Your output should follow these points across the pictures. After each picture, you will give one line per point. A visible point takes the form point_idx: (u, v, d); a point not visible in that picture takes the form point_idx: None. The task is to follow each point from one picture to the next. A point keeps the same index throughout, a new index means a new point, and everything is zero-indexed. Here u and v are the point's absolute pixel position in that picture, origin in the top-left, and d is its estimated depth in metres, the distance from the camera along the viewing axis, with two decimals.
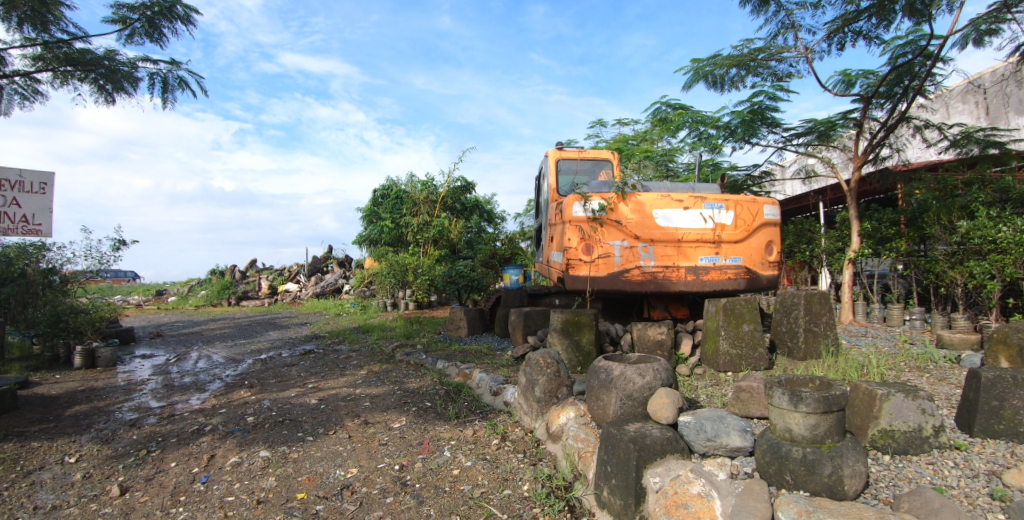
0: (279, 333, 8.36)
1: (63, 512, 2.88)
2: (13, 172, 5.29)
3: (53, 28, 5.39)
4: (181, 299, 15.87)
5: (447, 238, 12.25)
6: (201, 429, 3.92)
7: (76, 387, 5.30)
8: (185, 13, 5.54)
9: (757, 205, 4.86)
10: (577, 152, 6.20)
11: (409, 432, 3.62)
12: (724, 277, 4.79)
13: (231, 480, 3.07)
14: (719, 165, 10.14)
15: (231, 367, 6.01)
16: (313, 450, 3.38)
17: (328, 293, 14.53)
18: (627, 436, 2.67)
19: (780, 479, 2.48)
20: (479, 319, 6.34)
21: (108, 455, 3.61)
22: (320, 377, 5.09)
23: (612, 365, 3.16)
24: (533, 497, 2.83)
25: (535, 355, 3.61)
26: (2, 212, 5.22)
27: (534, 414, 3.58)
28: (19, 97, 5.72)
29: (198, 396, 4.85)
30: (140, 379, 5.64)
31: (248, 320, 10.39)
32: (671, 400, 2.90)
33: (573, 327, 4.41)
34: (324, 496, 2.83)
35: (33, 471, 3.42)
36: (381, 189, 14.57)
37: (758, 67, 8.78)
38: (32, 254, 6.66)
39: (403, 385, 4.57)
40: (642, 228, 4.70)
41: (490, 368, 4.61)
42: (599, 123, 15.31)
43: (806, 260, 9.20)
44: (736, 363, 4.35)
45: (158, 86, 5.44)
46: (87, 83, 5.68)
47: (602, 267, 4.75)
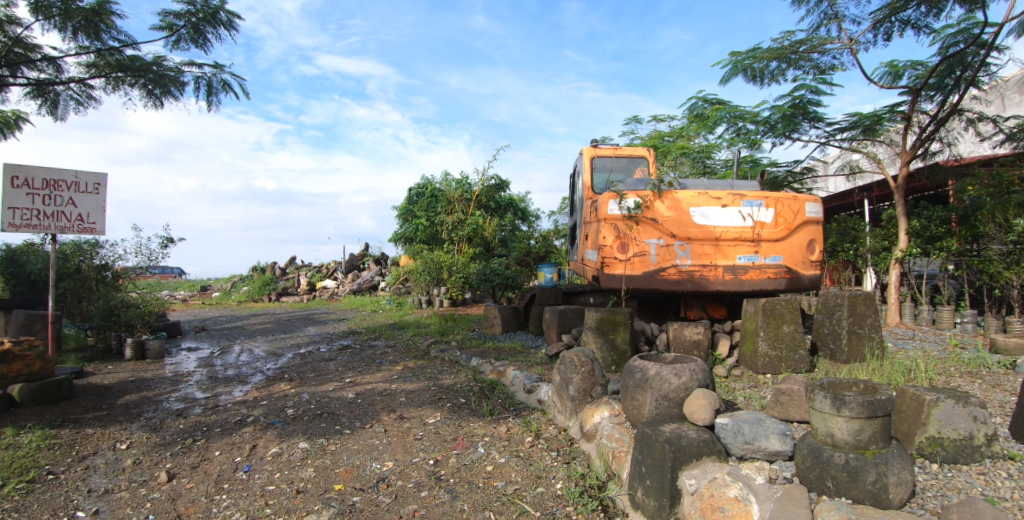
0: (318, 328, 8.56)
1: (116, 496, 3.03)
2: (69, 174, 5.58)
3: (106, 37, 5.65)
4: (225, 295, 16.44)
5: (482, 236, 12.28)
6: (244, 420, 4.05)
7: (127, 377, 5.56)
8: (228, 19, 5.74)
9: (800, 202, 4.71)
10: (613, 149, 6.13)
11: (443, 427, 3.66)
12: (763, 276, 4.66)
13: (272, 470, 3.17)
14: (759, 161, 9.87)
15: (272, 360, 6.19)
16: (351, 443, 3.45)
17: (365, 290, 14.81)
18: (662, 436, 2.63)
19: (821, 485, 2.39)
20: (514, 317, 6.35)
21: (157, 442, 3.78)
22: (358, 372, 5.19)
23: (647, 365, 3.11)
24: (567, 496, 2.81)
25: (570, 353, 3.60)
26: (60, 211, 5.52)
27: (568, 413, 3.56)
28: (75, 102, 6.03)
29: (241, 388, 5.02)
30: (187, 371, 5.87)
31: (288, 316, 10.69)
32: (709, 401, 2.84)
33: (607, 325, 4.37)
34: (361, 488, 2.88)
35: (88, 456, 3.61)
36: (416, 187, 14.76)
37: (799, 59, 8.51)
38: (87, 250, 7.05)
39: (438, 381, 4.62)
40: (678, 225, 4.62)
41: (524, 365, 4.62)
42: (634, 119, 15.11)
43: (850, 259, 8.88)
44: (776, 365, 4.22)
45: (204, 89, 5.64)
46: (138, 88, 5.94)
47: (638, 266, 4.70)
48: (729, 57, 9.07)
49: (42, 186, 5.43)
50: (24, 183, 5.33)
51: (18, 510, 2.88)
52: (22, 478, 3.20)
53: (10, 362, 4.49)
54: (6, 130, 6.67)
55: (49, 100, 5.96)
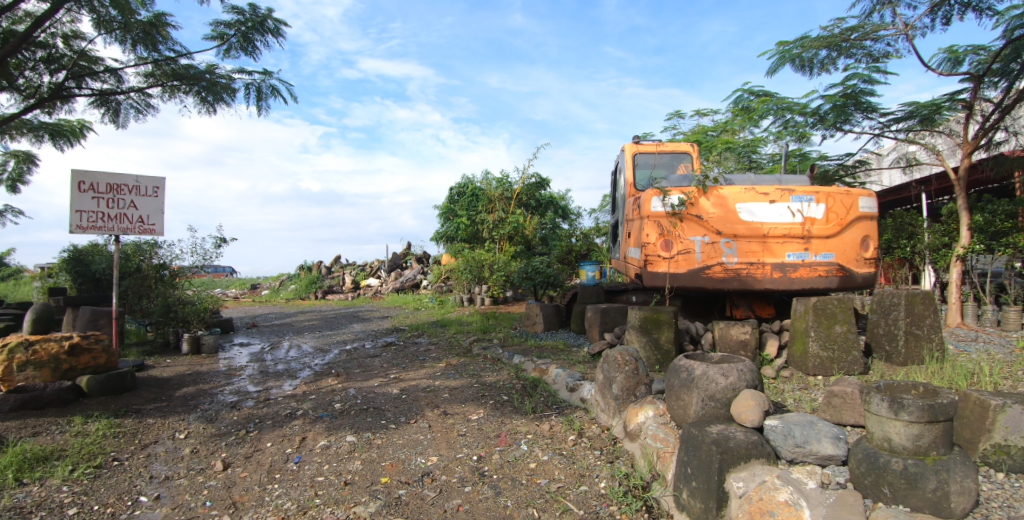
0: (363, 326, 8.76)
1: (175, 483, 3.21)
2: (130, 179, 5.90)
3: (162, 47, 5.95)
4: (274, 292, 17.07)
5: (523, 235, 12.26)
6: (294, 414, 4.19)
7: (185, 371, 5.85)
8: (275, 26, 5.94)
9: (852, 197, 4.50)
10: (656, 146, 6.03)
11: (486, 424, 3.69)
12: (814, 275, 4.49)
13: (321, 462, 3.27)
14: (808, 155, 9.51)
15: (320, 356, 6.39)
16: (396, 438, 3.53)
17: (408, 288, 15.08)
18: (709, 437, 2.58)
19: (877, 491, 2.29)
20: (556, 315, 6.32)
21: (213, 433, 3.96)
22: (402, 368, 5.29)
23: (693, 365, 3.06)
24: (611, 495, 2.79)
25: (614, 352, 3.57)
26: (123, 213, 5.85)
27: (611, 412, 3.53)
28: (134, 110, 6.38)
29: (291, 382, 5.20)
30: (239, 365, 6.13)
31: (334, 313, 10.99)
32: (758, 402, 2.77)
33: (651, 324, 4.31)
34: (406, 482, 2.94)
35: (150, 444, 3.82)
36: (456, 186, 14.93)
37: (851, 47, 8.16)
38: (146, 250, 7.31)
39: (480, 379, 4.66)
40: (724, 222, 4.50)
41: (567, 363, 4.60)
42: (677, 114, 14.78)
43: (907, 257, 8.45)
44: (827, 366, 4.06)
45: (253, 95, 5.86)
46: (192, 95, 6.23)
47: (682, 264, 4.62)
48: (776, 47, 8.79)
49: (106, 190, 5.76)
50: (90, 187, 5.67)
51: (87, 493, 3.09)
52: (90, 464, 3.44)
53: (78, 355, 4.83)
54: (72, 139, 7.11)
55: (111, 109, 6.32)
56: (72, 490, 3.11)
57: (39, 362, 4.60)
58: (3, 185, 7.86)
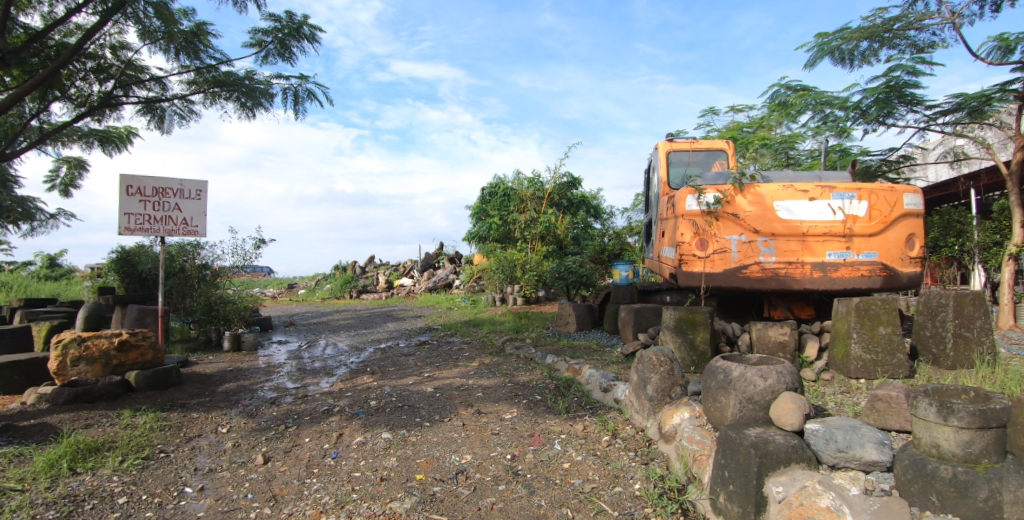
0: (397, 325, 8.89)
1: (218, 475, 3.33)
2: (175, 182, 6.13)
3: (204, 56, 6.19)
4: (310, 292, 17.48)
5: (555, 234, 12.19)
6: (331, 410, 4.29)
7: (227, 367, 6.05)
8: (310, 32, 6.09)
9: (897, 193, 4.33)
10: (690, 143, 5.92)
11: (520, 423, 3.70)
12: (856, 274, 4.34)
13: (357, 457, 3.34)
14: (849, 150, 9.20)
15: (355, 354, 6.52)
16: (430, 435, 3.58)
17: (440, 287, 15.25)
18: (747, 440, 2.54)
19: (925, 499, 2.20)
20: (589, 315, 6.29)
21: (254, 428, 4.09)
22: (436, 367, 5.35)
23: (731, 366, 3.01)
24: (645, 497, 2.76)
25: (648, 353, 3.53)
26: (168, 215, 6.08)
27: (646, 413, 3.49)
28: (178, 117, 6.64)
29: (328, 380, 5.32)
30: (278, 363, 6.30)
31: (369, 312, 11.19)
32: (798, 405, 2.70)
33: (686, 325, 4.25)
34: (440, 479, 2.98)
35: (194, 438, 3.97)
36: (488, 186, 15.01)
37: (894, 38, 7.86)
38: (189, 251, 7.62)
39: (514, 378, 4.67)
40: (762, 220, 4.40)
41: (600, 364, 4.57)
42: (711, 111, 14.50)
43: (955, 255, 8.09)
44: (870, 370, 3.93)
45: (291, 99, 6.01)
46: (232, 101, 6.44)
47: (718, 263, 4.54)
48: (814, 40, 8.54)
49: (152, 193, 6.01)
50: (137, 191, 5.92)
51: (136, 483, 3.24)
52: (139, 455, 3.61)
53: (127, 351, 5.08)
54: (120, 145, 7.43)
55: (156, 116, 6.59)
56: (122, 480, 3.27)
57: (92, 358, 4.90)
58: (57, 189, 8.29)
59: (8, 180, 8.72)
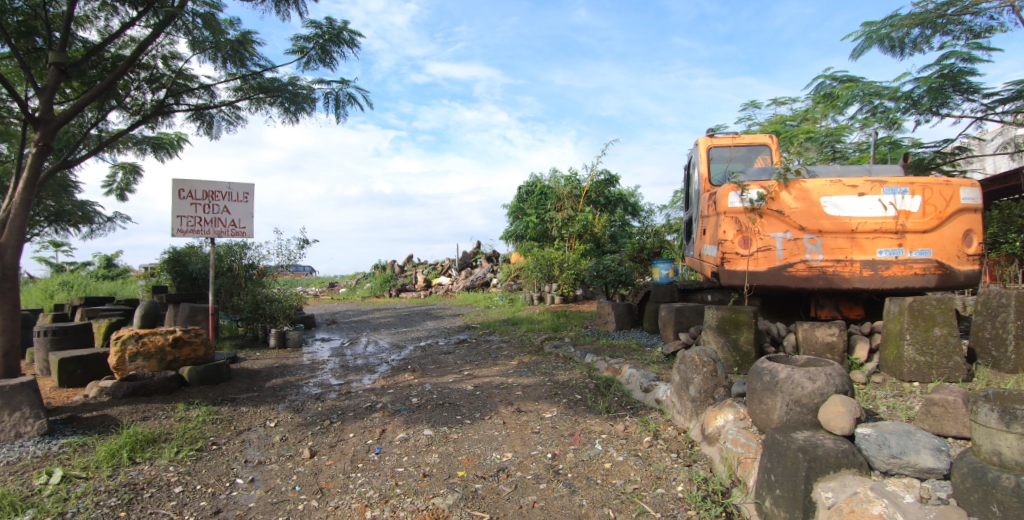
0: (436, 323, 9.01)
1: (268, 467, 3.46)
2: (224, 186, 6.38)
3: (250, 63, 6.41)
4: (351, 290, 17.89)
5: (592, 233, 12.04)
6: (374, 406, 4.40)
7: (273, 363, 6.27)
8: (350, 37, 6.22)
9: (953, 187, 4.12)
10: (732, 138, 5.79)
11: (560, 422, 3.70)
12: (909, 273, 4.16)
13: (401, 453, 3.41)
14: (900, 142, 8.81)
15: (396, 352, 6.65)
16: (471, 433, 3.62)
17: (478, 286, 15.37)
18: (795, 444, 2.48)
19: (984, 509, 2.08)
20: (628, 314, 6.23)
21: (300, 422, 4.23)
22: (475, 365, 5.41)
23: (777, 368, 2.94)
24: (689, 499, 2.73)
25: (691, 353, 3.48)
26: (217, 217, 6.33)
27: (688, 414, 3.44)
28: (226, 123, 6.90)
29: (370, 377, 5.44)
30: (322, 359, 6.49)
31: (408, 311, 11.38)
32: (849, 408, 2.62)
33: (729, 325, 4.16)
34: (482, 476, 3.01)
35: (245, 431, 4.14)
36: (525, 185, 15.03)
37: (948, 24, 7.49)
38: (237, 251, 7.93)
39: (553, 377, 4.67)
40: (808, 217, 4.27)
41: (641, 364, 4.53)
42: (752, 104, 14.10)
43: (1017, 252, 7.65)
44: (924, 373, 3.76)
45: (332, 103, 6.17)
46: (277, 106, 6.65)
47: (762, 262, 4.43)
48: (861, 28, 8.21)
49: (203, 196, 6.26)
50: (188, 194, 6.19)
51: (191, 473, 3.40)
52: (194, 447, 3.79)
53: (180, 347, 5.37)
54: (171, 151, 7.77)
55: (205, 122, 6.86)
56: (178, 470, 3.44)
57: (148, 353, 5.13)
58: (114, 193, 8.74)
59: (70, 186, 9.24)
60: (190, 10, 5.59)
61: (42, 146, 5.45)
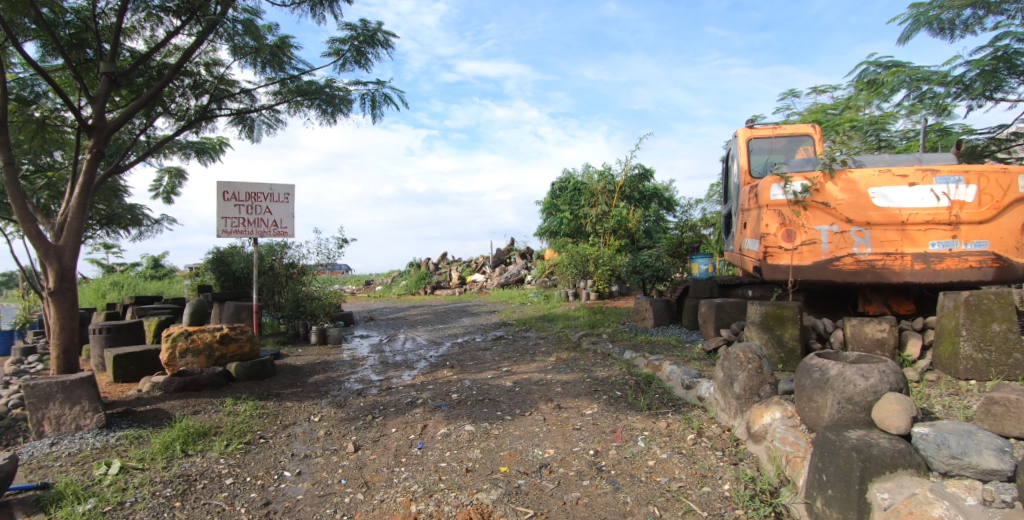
0: (472, 320, 9.06)
1: (314, 461, 3.55)
2: (266, 187, 6.55)
3: (287, 67, 6.57)
4: (387, 288, 18.18)
5: (627, 228, 11.88)
6: (415, 402, 4.46)
7: (315, 360, 6.42)
8: (384, 38, 6.30)
9: (1013, 175, 3.90)
10: (772, 129, 5.64)
11: (602, 419, 3.68)
12: (964, 266, 3.98)
13: (443, 449, 3.45)
14: (951, 129, 8.42)
15: (434, 349, 6.73)
16: (512, 429, 3.63)
17: (512, 283, 15.41)
18: (847, 443, 2.40)
19: None
20: (666, 310, 6.14)
21: (343, 417, 4.33)
22: (513, 362, 5.42)
23: (827, 364, 2.85)
24: (736, 498, 2.67)
25: (735, 350, 3.41)
26: (260, 218, 6.52)
27: (733, 412, 3.37)
28: (266, 126, 7.09)
29: (409, 373, 5.52)
30: (362, 356, 6.62)
31: (444, 308, 11.50)
32: (904, 407, 2.51)
33: (774, 320, 4.06)
34: (525, 472, 3.02)
35: (290, 425, 4.26)
36: (557, 181, 15.00)
37: (1003, 3, 7.11)
38: (278, 251, 8.14)
39: (592, 374, 4.64)
40: (855, 209, 4.13)
41: (681, 360, 4.46)
42: (791, 93, 13.68)
43: None
44: (982, 370, 3.59)
45: (368, 104, 6.26)
46: (314, 108, 6.79)
47: (807, 256, 4.31)
48: (908, 11, 7.88)
49: (246, 198, 6.45)
50: (232, 196, 6.39)
51: (241, 466, 3.52)
52: (243, 440, 3.92)
53: (228, 344, 5.56)
54: (214, 155, 8.02)
55: (247, 126, 7.06)
56: (228, 462, 3.56)
57: (197, 349, 5.35)
58: (161, 197, 9.09)
59: (120, 190, 9.64)
60: (230, 18, 5.76)
61: (95, 153, 5.70)
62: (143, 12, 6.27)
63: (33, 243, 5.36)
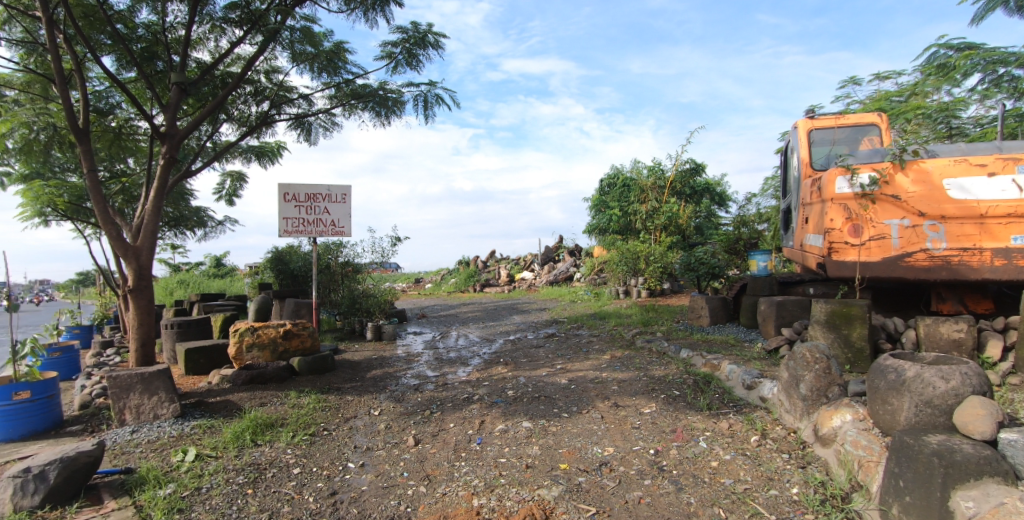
0: (523, 317, 9.11)
1: (376, 453, 3.67)
2: (324, 188, 6.79)
3: (343, 71, 6.78)
4: (436, 286, 18.51)
5: (677, 224, 11.63)
6: (472, 398, 4.54)
7: (371, 355, 6.63)
8: (434, 40, 6.41)
9: None
10: (835, 119, 5.44)
11: (661, 418, 3.65)
12: None
13: (502, 444, 3.51)
14: None
15: (486, 345, 6.82)
16: (571, 426, 3.65)
17: (561, 280, 15.40)
18: (928, 447, 2.29)
19: None
20: (723, 308, 6.01)
21: (402, 411, 4.45)
22: (568, 359, 5.43)
23: (903, 366, 2.73)
24: (805, 502, 2.60)
25: (801, 349, 3.32)
26: (319, 218, 6.77)
27: (799, 413, 3.27)
28: (322, 129, 7.35)
29: (464, 369, 5.62)
30: (416, 352, 6.78)
31: (495, 305, 11.61)
32: (990, 411, 2.38)
33: (840, 319, 3.92)
34: (585, 470, 3.03)
35: (351, 418, 4.42)
36: (606, 178, 14.90)
37: None
38: (334, 250, 8.41)
39: (649, 372, 4.59)
40: (928, 202, 3.91)
41: (741, 360, 4.36)
42: (851, 80, 12.98)
43: None
44: None
45: (421, 105, 6.39)
46: (369, 111, 6.99)
47: (876, 252, 4.13)
48: None
49: (305, 199, 6.71)
50: (293, 198, 6.66)
51: (307, 456, 3.69)
52: (308, 431, 4.10)
53: (290, 339, 5.82)
54: (273, 158, 8.36)
55: (305, 129, 7.33)
56: (295, 453, 3.73)
57: (263, 344, 5.63)
58: (224, 199, 9.56)
59: (187, 194, 10.21)
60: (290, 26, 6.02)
61: (168, 158, 6.05)
62: (208, 24, 6.61)
63: (113, 244, 5.74)
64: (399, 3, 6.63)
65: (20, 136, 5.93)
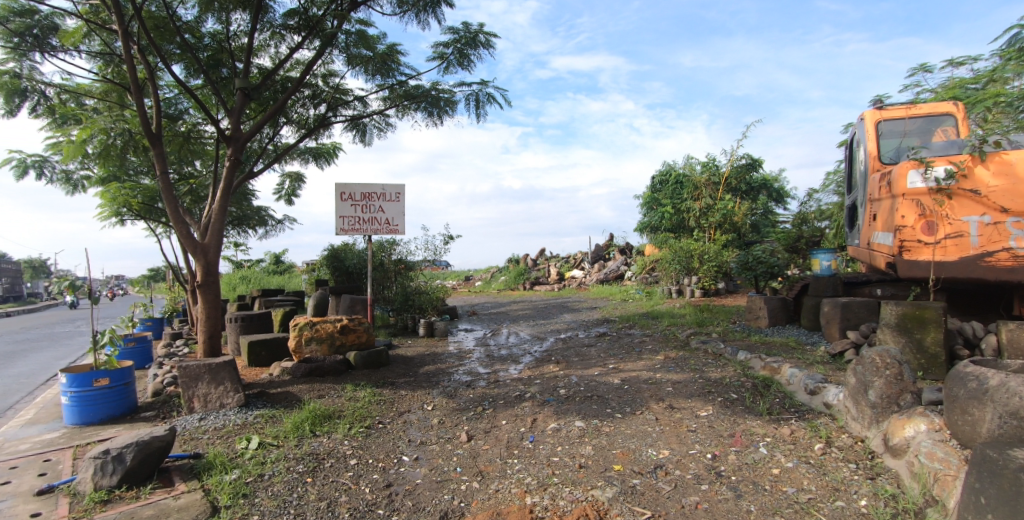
0: (574, 316, 9.08)
1: (430, 447, 3.77)
2: (379, 187, 6.99)
3: (396, 73, 6.95)
4: (486, 283, 18.69)
5: (733, 222, 11.21)
6: (524, 396, 4.58)
7: (424, 351, 6.78)
8: (485, 39, 6.46)
9: None
10: (905, 109, 5.15)
11: (718, 422, 3.57)
12: None
13: (554, 443, 3.52)
14: None
15: (537, 344, 6.84)
16: (624, 427, 3.63)
17: (611, 279, 15.24)
18: (1014, 463, 2.15)
19: None
20: (782, 309, 5.80)
21: (454, 407, 4.54)
22: (620, 359, 5.38)
23: (986, 374, 2.56)
24: (874, 515, 2.49)
25: (870, 353, 3.16)
26: (375, 216, 6.97)
27: (867, 421, 3.13)
28: (376, 129, 7.56)
29: (515, 367, 5.67)
30: (467, 349, 6.89)
31: (545, 303, 11.62)
32: None
33: (913, 323, 3.71)
34: (639, 472, 3.01)
35: (405, 412, 4.55)
36: (658, 175, 14.64)
37: None
38: (387, 247, 8.67)
39: (705, 374, 4.50)
40: (1013, 197, 3.64)
41: (803, 364, 4.20)
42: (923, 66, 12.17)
43: None
44: None
45: (472, 104, 6.46)
46: (421, 111, 7.14)
47: (953, 251, 3.87)
48: None
49: (361, 198, 6.93)
50: (349, 197, 6.89)
51: (363, 448, 3.82)
52: (364, 424, 4.24)
53: (347, 333, 6.04)
54: (329, 159, 8.65)
55: (360, 130, 7.56)
56: (352, 444, 3.88)
57: (321, 338, 5.87)
58: (283, 199, 9.99)
59: (249, 194, 10.72)
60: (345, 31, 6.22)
61: (233, 160, 6.37)
62: (268, 31, 6.91)
63: (184, 242, 6.09)
64: (450, 4, 6.72)
65: (100, 142, 6.29)
